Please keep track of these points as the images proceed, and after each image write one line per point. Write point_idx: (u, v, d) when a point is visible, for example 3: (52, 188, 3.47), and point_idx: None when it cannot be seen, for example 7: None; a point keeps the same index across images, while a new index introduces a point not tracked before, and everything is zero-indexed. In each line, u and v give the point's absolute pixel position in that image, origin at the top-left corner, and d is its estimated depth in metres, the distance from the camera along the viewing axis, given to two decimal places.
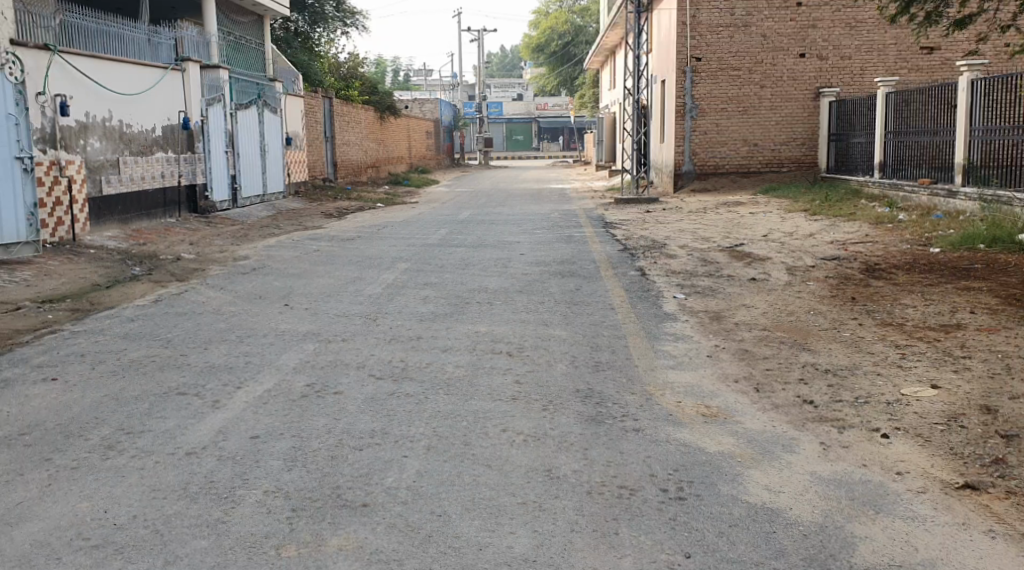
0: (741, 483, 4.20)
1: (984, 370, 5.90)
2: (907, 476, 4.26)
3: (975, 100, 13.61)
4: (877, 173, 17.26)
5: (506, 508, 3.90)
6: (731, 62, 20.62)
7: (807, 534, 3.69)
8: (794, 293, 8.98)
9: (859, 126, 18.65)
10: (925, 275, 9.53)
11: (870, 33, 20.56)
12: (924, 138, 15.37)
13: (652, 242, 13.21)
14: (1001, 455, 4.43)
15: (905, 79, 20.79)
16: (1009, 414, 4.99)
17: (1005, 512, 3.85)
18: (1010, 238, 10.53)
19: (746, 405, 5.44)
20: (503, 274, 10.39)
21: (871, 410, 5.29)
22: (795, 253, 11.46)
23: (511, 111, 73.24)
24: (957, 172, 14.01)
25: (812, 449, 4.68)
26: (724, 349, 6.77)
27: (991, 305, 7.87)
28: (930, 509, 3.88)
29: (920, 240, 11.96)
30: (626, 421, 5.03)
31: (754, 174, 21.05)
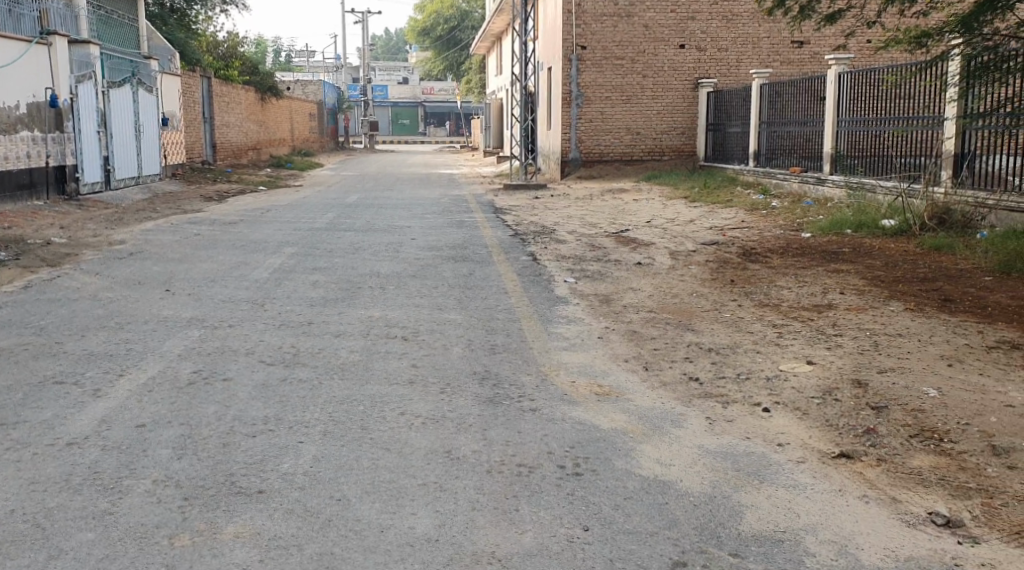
0: (633, 457, 4.37)
1: (854, 346, 6.26)
2: (789, 447, 4.51)
3: (842, 92, 14.29)
4: (751, 162, 17.91)
5: (407, 490, 3.94)
6: (615, 52, 21.00)
7: (698, 504, 3.88)
8: (678, 276, 9.29)
9: (735, 116, 19.31)
10: (798, 259, 9.99)
11: (746, 26, 21.25)
12: (795, 129, 16.03)
13: (542, 227, 13.40)
14: (872, 426, 4.73)
15: (778, 71, 21.56)
16: (878, 387, 5.33)
17: (877, 478, 4.12)
18: (875, 223, 11.12)
19: (636, 384, 5.63)
20: (394, 259, 10.37)
21: (753, 386, 5.56)
22: (677, 238, 11.83)
23: (397, 95, 72.66)
24: (826, 162, 14.70)
25: (699, 424, 4.90)
26: (613, 330, 6.96)
27: (859, 286, 8.33)
28: (809, 478, 4.13)
29: (793, 224, 12.53)
30: (522, 401, 5.14)
31: (637, 162, 21.54)
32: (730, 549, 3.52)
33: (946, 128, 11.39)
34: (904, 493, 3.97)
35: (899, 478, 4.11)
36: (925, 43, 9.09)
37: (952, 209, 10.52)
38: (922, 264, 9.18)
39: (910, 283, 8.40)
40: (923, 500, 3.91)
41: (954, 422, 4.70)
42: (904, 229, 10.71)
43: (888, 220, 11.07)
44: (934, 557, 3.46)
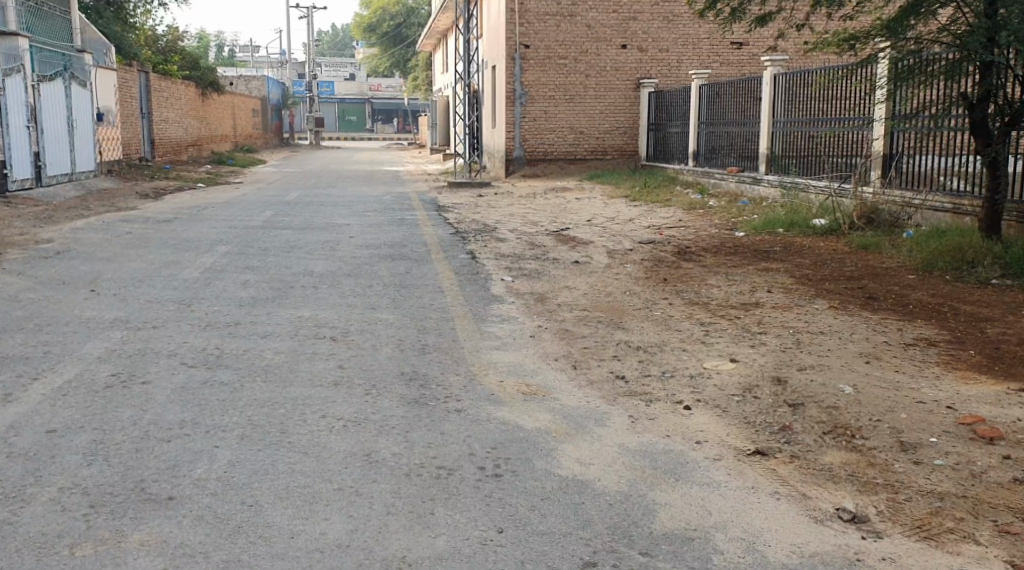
0: (554, 457, 4.38)
1: (777, 344, 6.36)
2: (706, 445, 4.56)
3: (777, 93, 14.51)
4: (691, 162, 18.10)
5: (321, 495, 3.90)
6: (558, 51, 21.06)
7: (613, 503, 3.90)
8: (613, 275, 9.35)
9: (675, 117, 19.49)
10: (730, 257, 10.13)
11: (686, 27, 21.45)
12: (733, 129, 16.22)
13: (483, 225, 13.38)
14: (788, 423, 4.81)
15: (717, 72, 21.82)
16: (796, 384, 5.42)
17: (789, 475, 4.19)
18: (806, 223, 11.32)
19: (563, 383, 5.64)
20: (330, 257, 10.28)
21: (677, 383, 5.62)
22: (616, 237, 11.92)
23: (343, 91, 72.07)
24: (761, 162, 14.91)
25: (621, 422, 4.94)
26: (545, 329, 6.97)
27: (787, 285, 8.47)
28: (724, 475, 4.18)
29: (729, 224, 12.69)
30: (447, 402, 5.12)
31: (580, 161, 21.63)
32: (641, 548, 3.55)
33: (875, 129, 11.59)
34: (814, 490, 4.04)
35: (810, 475, 4.18)
36: (853, 45, 9.24)
37: (879, 209, 10.70)
38: (849, 262, 9.36)
39: (836, 281, 8.56)
40: (831, 496, 3.98)
41: (866, 419, 4.80)
42: (834, 228, 10.91)
43: (818, 220, 11.28)
44: (838, 552, 3.54)
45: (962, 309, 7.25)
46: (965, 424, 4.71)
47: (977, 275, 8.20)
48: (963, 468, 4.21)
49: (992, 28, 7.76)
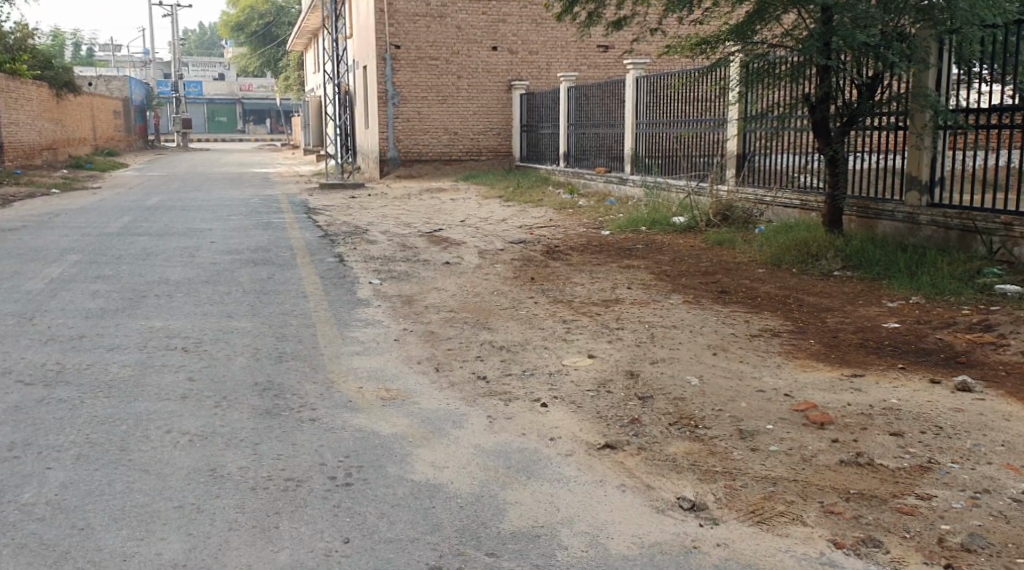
0: (408, 462, 4.38)
1: (633, 339, 6.53)
2: (559, 441, 4.68)
3: (639, 95, 14.89)
4: (563, 163, 18.37)
5: (159, 514, 3.79)
6: (428, 52, 21.01)
7: (463, 505, 3.95)
8: (483, 275, 9.39)
9: (546, 118, 19.74)
10: (596, 255, 10.34)
11: (554, 30, 21.74)
12: (602, 131, 16.52)
13: (353, 227, 13.21)
14: (638, 416, 5.01)
15: (585, 75, 22.18)
16: (648, 378, 5.62)
17: (636, 466, 4.40)
18: (666, 221, 11.68)
19: (423, 385, 5.65)
20: (188, 264, 9.96)
21: (535, 381, 5.71)
22: (487, 237, 11.98)
23: (211, 91, 69.95)
24: (627, 162, 15.26)
25: (479, 423, 4.98)
26: (410, 332, 6.95)
27: (646, 281, 8.70)
28: (575, 470, 4.32)
29: (596, 223, 12.91)
30: (302, 412, 5.04)
31: (455, 161, 21.64)
32: (487, 549, 3.63)
33: (729, 129, 12.01)
34: (658, 481, 4.23)
35: (656, 466, 4.38)
36: (704, 49, 9.54)
37: (733, 207, 11.17)
38: (706, 258, 9.70)
39: (693, 276, 8.85)
40: (674, 486, 4.19)
41: (710, 409, 5.07)
42: (692, 225, 11.30)
43: (678, 218, 11.67)
44: (676, 541, 3.74)
45: (808, 301, 7.62)
46: (799, 410, 5.05)
47: (821, 267, 8.64)
48: (796, 452, 4.56)
49: (828, 33, 8.19)
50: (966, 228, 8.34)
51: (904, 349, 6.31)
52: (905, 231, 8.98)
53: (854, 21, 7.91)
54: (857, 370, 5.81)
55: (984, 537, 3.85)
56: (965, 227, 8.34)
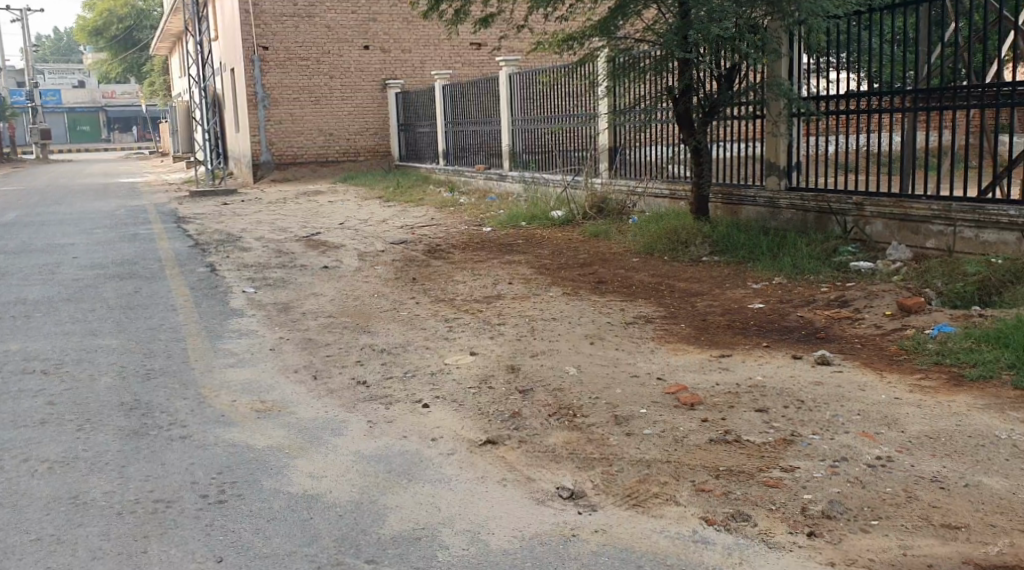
0: (284, 474, 4.43)
1: (514, 334, 6.59)
2: (440, 441, 4.78)
3: (513, 90, 14.98)
4: (442, 161, 18.36)
5: (16, 549, 3.74)
6: (298, 53, 20.59)
7: (342, 514, 4.06)
8: (363, 278, 9.30)
9: (422, 117, 19.68)
10: (477, 252, 10.38)
11: (426, 27, 21.71)
12: (478, 127, 16.56)
13: (226, 235, 12.86)
14: (517, 409, 5.09)
15: (459, 72, 22.25)
16: (528, 370, 5.70)
17: (517, 460, 4.54)
18: (545, 214, 11.82)
19: (300, 395, 5.56)
20: (48, 282, 9.50)
21: (416, 383, 5.69)
22: (367, 239, 11.86)
23: (71, 99, 66.87)
24: (505, 158, 15.34)
25: (359, 429, 4.98)
26: (287, 340, 6.84)
27: (526, 276, 8.78)
28: (456, 469, 4.47)
29: (477, 220, 12.90)
30: (173, 429, 4.94)
31: (332, 163, 21.33)
32: (366, 556, 3.72)
33: (600, 123, 12.17)
34: (538, 471, 4.41)
35: (536, 457, 4.54)
36: (570, 45, 9.64)
37: (608, 199, 11.37)
38: (582, 249, 9.89)
39: (571, 269, 8.97)
40: (553, 475, 4.36)
41: (587, 398, 5.18)
42: (570, 219, 11.47)
43: (556, 211, 11.82)
44: (554, 531, 3.90)
45: (679, 286, 7.86)
46: (671, 393, 5.21)
47: (691, 254, 8.92)
48: (668, 435, 4.71)
49: (686, 27, 8.43)
50: (822, 209, 8.71)
51: (769, 328, 6.58)
52: (767, 215, 9.35)
53: (709, 15, 8.17)
54: (725, 350, 6.04)
55: (842, 503, 4.11)
56: (822, 209, 8.71)
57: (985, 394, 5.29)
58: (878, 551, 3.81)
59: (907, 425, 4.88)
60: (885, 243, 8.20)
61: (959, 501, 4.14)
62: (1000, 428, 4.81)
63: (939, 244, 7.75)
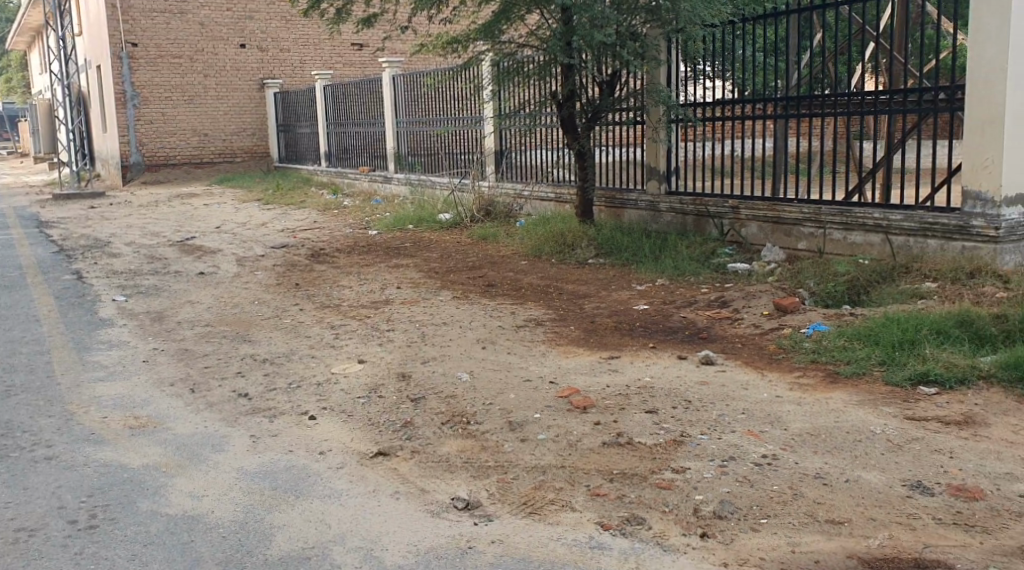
0: (161, 495, 4.22)
1: (403, 340, 6.47)
2: (328, 455, 4.65)
3: (396, 92, 14.80)
4: (324, 163, 18.01)
5: None
6: (170, 50, 19.82)
7: (226, 535, 3.89)
8: (242, 284, 8.98)
9: (302, 117, 19.27)
10: (362, 256, 10.18)
11: (304, 27, 21.30)
12: (361, 129, 16.31)
13: (93, 240, 12.24)
14: (409, 419, 5.01)
15: (340, 73, 21.89)
16: (419, 378, 5.59)
17: (409, 471, 4.46)
18: (432, 218, 11.71)
19: (177, 409, 5.31)
20: None
21: (302, 394, 5.50)
22: (246, 243, 11.48)
23: None
24: (390, 160, 15.14)
25: (241, 444, 4.80)
26: (162, 351, 6.54)
27: (414, 280, 8.66)
28: (346, 484, 4.35)
29: (361, 223, 12.70)
30: (37, 450, 4.65)
31: (207, 164, 20.61)
32: None
33: (485, 126, 12.13)
34: (432, 483, 4.34)
35: (429, 468, 4.47)
36: (455, 48, 9.50)
37: (495, 201, 11.34)
38: (470, 252, 9.83)
39: (460, 272, 8.89)
40: (447, 486, 4.30)
41: (480, 404, 5.12)
42: (457, 222, 11.37)
43: (444, 214, 11.73)
44: (450, 544, 3.83)
45: (567, 289, 7.89)
46: (563, 397, 5.20)
47: (577, 256, 8.98)
48: (561, 439, 4.70)
49: (569, 33, 8.46)
50: (700, 213, 8.92)
51: (654, 329, 6.67)
52: (648, 218, 9.51)
53: (591, 22, 8.21)
54: (614, 351, 6.09)
55: (732, 503, 4.17)
56: (700, 212, 8.91)
57: (859, 390, 5.48)
58: (768, 550, 3.87)
59: (789, 422, 5.00)
60: (760, 245, 8.45)
61: (841, 496, 4.26)
62: (875, 423, 4.99)
63: (810, 245, 8.02)
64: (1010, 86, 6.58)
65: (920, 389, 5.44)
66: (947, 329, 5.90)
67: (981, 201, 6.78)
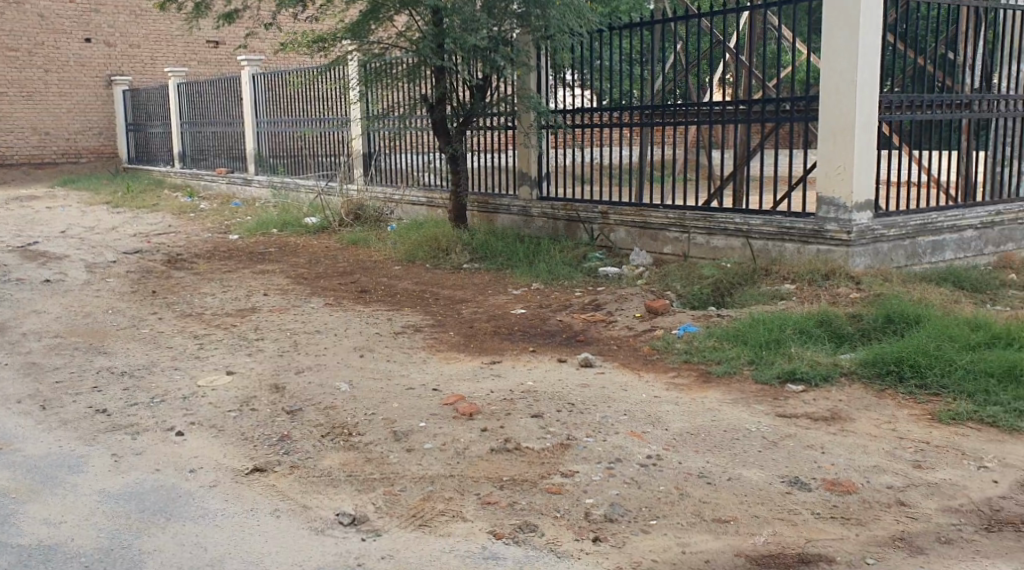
0: (12, 525, 3.87)
1: (275, 349, 6.20)
2: (200, 472, 4.37)
3: (256, 92, 14.30)
4: (178, 164, 17.27)
5: None
6: (6, 43, 18.49)
7: (89, 565, 3.59)
8: (93, 292, 8.42)
9: (154, 116, 18.41)
10: (223, 261, 9.75)
11: (155, 22, 20.37)
12: (218, 129, 15.70)
13: None
14: (287, 432, 4.77)
15: (195, 72, 20.99)
16: (294, 389, 5.34)
17: (288, 488, 4.23)
18: (298, 222, 11.35)
19: (26, 429, 4.89)
20: None
21: (166, 409, 5.16)
22: (95, 248, 10.81)
23: None
24: (250, 162, 14.63)
25: (101, 464, 4.45)
26: (6, 366, 6.02)
27: (282, 286, 8.33)
28: (221, 503, 4.09)
29: (220, 227, 12.21)
30: None
31: (48, 164, 19.36)
32: None
33: (353, 128, 11.87)
34: (314, 499, 4.13)
35: (308, 483, 4.26)
36: (321, 46, 9.17)
37: (364, 205, 11.10)
38: (339, 257, 9.57)
39: (330, 278, 8.63)
40: (330, 502, 4.10)
41: (361, 414, 4.94)
42: (325, 226, 11.03)
43: (310, 218, 11.39)
44: (336, 563, 3.64)
45: (443, 294, 7.76)
46: (448, 404, 5.07)
47: (451, 261, 8.87)
48: (448, 448, 4.57)
49: (440, 35, 8.34)
50: (571, 218, 8.98)
51: (532, 333, 6.62)
52: (520, 223, 9.52)
53: (463, 25, 8.18)
54: (494, 356, 6.00)
55: (622, 506, 4.14)
56: (571, 218, 8.98)
57: (732, 389, 5.57)
58: (659, 552, 3.84)
59: (670, 423, 5.03)
60: (628, 249, 8.56)
61: (725, 495, 4.28)
62: (750, 421, 5.08)
63: (675, 249, 8.17)
64: (860, 98, 6.83)
65: (788, 386, 5.56)
66: (810, 328, 6.11)
67: (835, 206, 7.01)
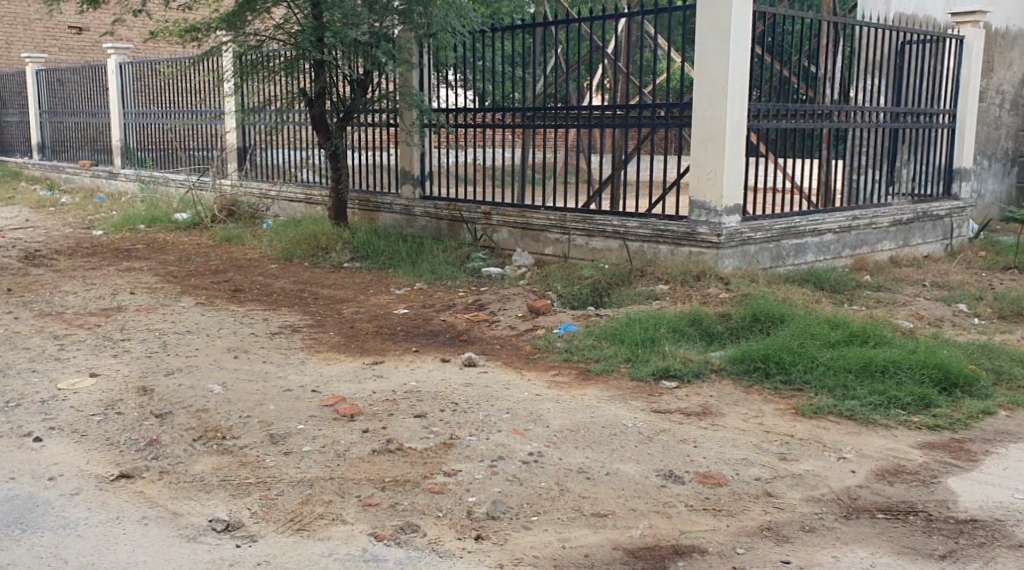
0: None
1: (142, 350, 5.95)
2: (60, 480, 4.16)
3: (123, 81, 13.70)
4: (36, 155, 16.38)
5: None
6: None
7: None
8: None
9: (8, 104, 17.41)
10: (86, 258, 9.29)
11: (11, 5, 19.28)
12: (80, 119, 14.97)
13: None
14: (156, 436, 4.58)
15: (56, 58, 19.87)
16: (164, 391, 5.14)
17: (157, 494, 4.07)
18: (168, 218, 10.94)
19: None
20: None
21: (23, 413, 4.88)
22: None
23: None
24: (115, 154, 14.01)
25: None
26: None
27: (150, 285, 8.01)
28: (84, 511, 3.90)
29: (83, 222, 11.64)
30: None
31: None
32: None
33: (228, 121, 11.53)
34: (184, 505, 3.98)
35: (179, 489, 4.11)
36: (194, 36, 8.84)
37: (240, 201, 10.79)
38: (213, 255, 9.27)
39: (202, 276, 8.34)
40: (203, 508, 3.96)
41: (236, 417, 4.79)
42: (197, 222, 10.68)
43: (181, 214, 11.00)
44: None
45: (322, 293, 7.62)
46: (328, 405, 4.97)
47: (331, 260, 8.72)
48: (328, 449, 4.49)
49: (320, 28, 8.18)
50: (453, 217, 8.97)
51: (415, 332, 6.58)
52: (402, 222, 9.47)
53: (343, 20, 8.05)
54: (376, 357, 5.92)
55: (504, 503, 4.15)
56: (453, 217, 8.97)
57: (609, 387, 5.66)
58: (540, 547, 3.86)
59: (550, 420, 5.08)
60: (510, 250, 8.61)
61: (604, 490, 4.34)
62: (627, 418, 5.17)
63: (556, 250, 8.26)
64: (731, 105, 7.04)
65: (663, 383, 5.69)
66: (684, 328, 6.27)
67: (706, 210, 7.21)
